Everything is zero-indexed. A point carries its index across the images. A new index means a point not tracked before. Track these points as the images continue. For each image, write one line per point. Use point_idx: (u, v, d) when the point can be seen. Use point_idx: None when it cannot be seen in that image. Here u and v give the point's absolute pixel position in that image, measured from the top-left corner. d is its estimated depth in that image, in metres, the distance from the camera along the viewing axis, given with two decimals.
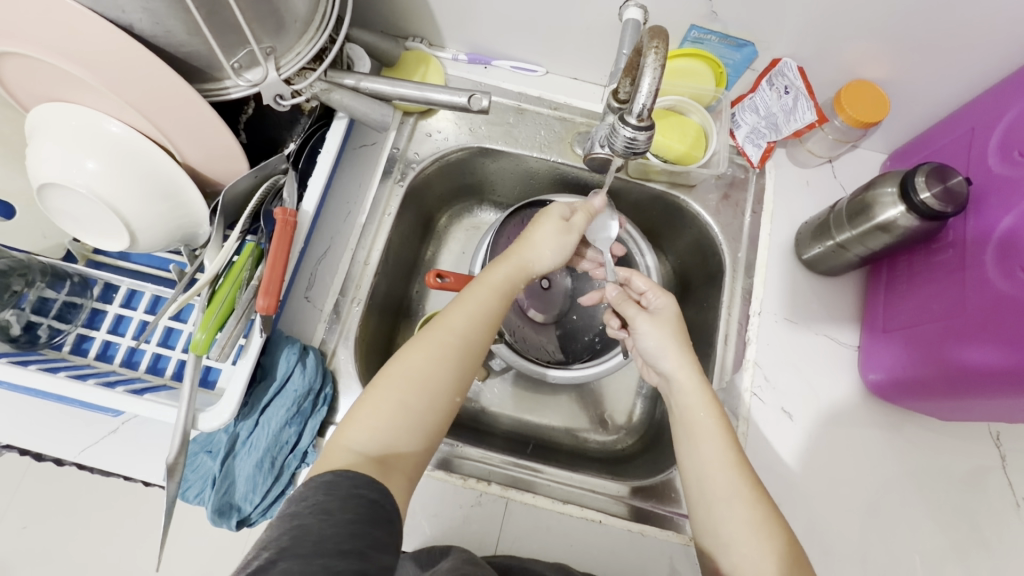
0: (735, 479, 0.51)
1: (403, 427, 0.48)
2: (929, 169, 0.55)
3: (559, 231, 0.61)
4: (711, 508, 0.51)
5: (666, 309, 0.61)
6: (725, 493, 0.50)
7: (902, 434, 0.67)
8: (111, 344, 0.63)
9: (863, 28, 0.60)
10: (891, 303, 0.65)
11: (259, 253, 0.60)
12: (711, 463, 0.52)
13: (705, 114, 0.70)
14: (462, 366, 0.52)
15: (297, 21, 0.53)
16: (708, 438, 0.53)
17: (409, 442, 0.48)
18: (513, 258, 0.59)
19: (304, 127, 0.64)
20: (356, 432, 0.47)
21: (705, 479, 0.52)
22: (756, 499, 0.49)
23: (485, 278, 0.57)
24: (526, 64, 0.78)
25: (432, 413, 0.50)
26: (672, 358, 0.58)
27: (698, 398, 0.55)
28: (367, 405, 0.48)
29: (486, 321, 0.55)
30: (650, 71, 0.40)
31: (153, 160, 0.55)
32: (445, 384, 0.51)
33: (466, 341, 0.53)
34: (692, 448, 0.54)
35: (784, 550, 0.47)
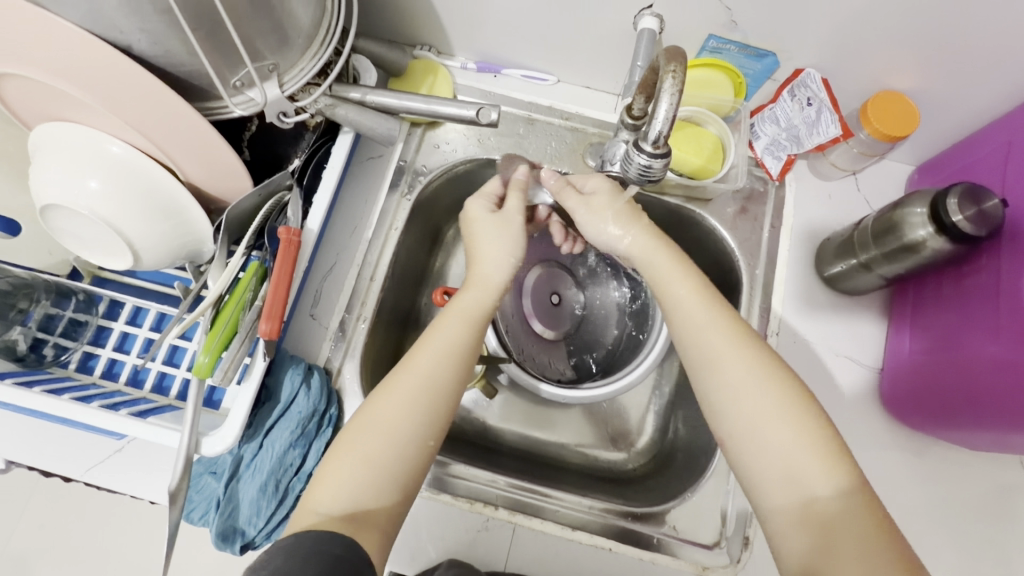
0: (723, 335, 0.51)
1: (371, 481, 0.47)
2: (963, 190, 0.52)
3: (497, 225, 0.59)
4: (710, 366, 0.50)
5: (600, 187, 0.60)
6: (714, 356, 0.50)
7: (926, 460, 0.65)
8: (116, 362, 0.62)
9: (891, 37, 0.57)
10: (918, 325, 0.62)
11: (263, 272, 0.59)
12: (703, 325, 0.52)
13: (723, 126, 0.68)
14: (432, 408, 0.51)
15: (301, 35, 0.52)
16: (695, 306, 0.53)
17: (379, 496, 0.47)
18: (476, 282, 0.58)
19: (309, 142, 0.62)
20: (325, 492, 0.46)
21: (699, 346, 0.51)
22: (753, 350, 0.50)
23: (453, 306, 0.56)
24: (537, 73, 0.76)
25: (402, 463, 0.49)
26: (625, 225, 0.57)
27: (669, 262, 0.55)
28: (335, 460, 0.48)
29: (455, 355, 0.53)
30: (668, 96, 0.38)
31: (155, 180, 0.54)
32: (413, 429, 0.49)
33: (434, 380, 0.51)
34: (681, 316, 0.53)
35: (790, 404, 0.47)
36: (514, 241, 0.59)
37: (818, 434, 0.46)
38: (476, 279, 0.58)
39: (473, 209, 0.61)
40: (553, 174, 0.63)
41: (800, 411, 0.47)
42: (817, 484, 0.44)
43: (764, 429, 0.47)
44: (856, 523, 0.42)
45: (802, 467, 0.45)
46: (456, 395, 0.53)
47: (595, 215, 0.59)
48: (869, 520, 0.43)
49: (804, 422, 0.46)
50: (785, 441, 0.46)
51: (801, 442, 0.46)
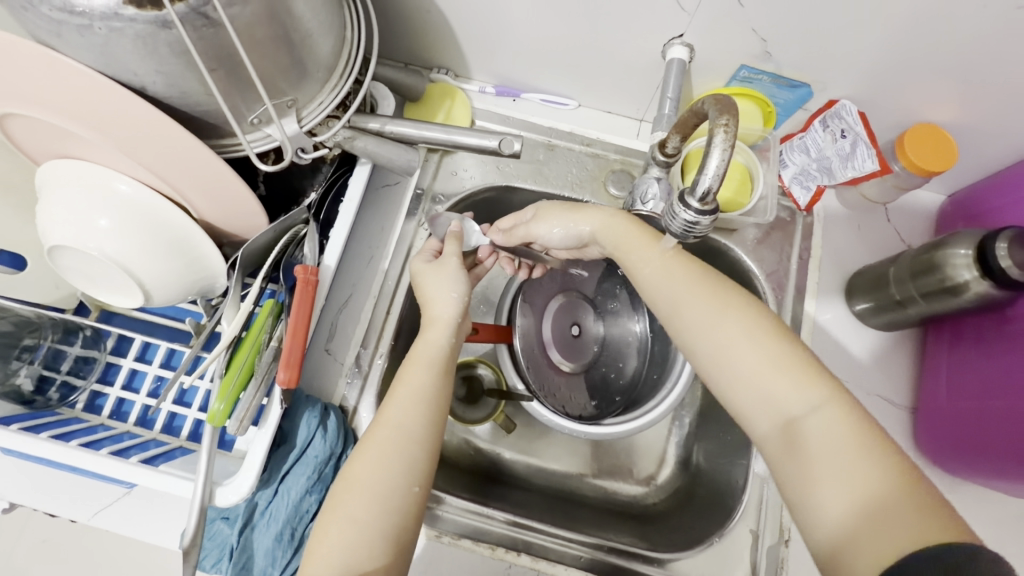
0: (687, 277, 0.51)
1: (362, 544, 0.45)
2: (1012, 234, 0.50)
3: (438, 270, 0.58)
4: (673, 305, 0.50)
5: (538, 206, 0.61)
6: (680, 298, 0.50)
7: (964, 505, 0.62)
8: (125, 400, 0.60)
9: (932, 70, 0.55)
10: (955, 367, 0.60)
11: (280, 308, 0.57)
12: (664, 277, 0.52)
13: (751, 155, 0.65)
14: (407, 451, 0.49)
15: (321, 68, 0.49)
16: (655, 260, 0.53)
17: (372, 557, 0.45)
18: (429, 326, 0.57)
19: (326, 176, 0.59)
20: (317, 568, 0.44)
21: (662, 292, 0.51)
22: (713, 291, 0.49)
23: (413, 353, 0.55)
24: (558, 97, 0.74)
25: (389, 516, 0.46)
26: (582, 215, 0.58)
27: (621, 224, 0.55)
28: (323, 534, 0.45)
29: (421, 396, 0.52)
30: (719, 151, 0.35)
31: (166, 216, 0.52)
32: (394, 480, 0.47)
33: (406, 426, 0.50)
34: (646, 271, 0.53)
35: (755, 333, 0.46)
36: (455, 279, 0.58)
37: (786, 355, 0.44)
38: (427, 322, 0.57)
39: (414, 266, 0.60)
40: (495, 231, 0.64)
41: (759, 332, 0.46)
42: (792, 403, 0.43)
43: (735, 358, 0.46)
44: (836, 433, 0.40)
45: (775, 389, 0.44)
46: (433, 433, 0.51)
47: (543, 220, 0.60)
48: (848, 427, 0.40)
49: (773, 345, 0.45)
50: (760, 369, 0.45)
51: (769, 362, 0.45)
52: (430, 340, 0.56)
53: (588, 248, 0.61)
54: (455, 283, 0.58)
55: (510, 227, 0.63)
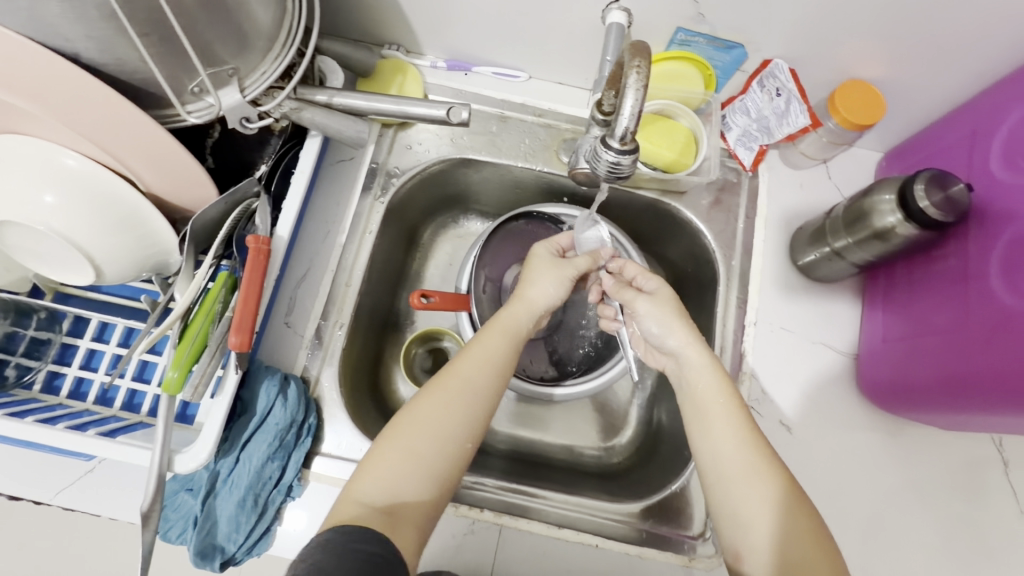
0: (751, 457, 0.49)
1: (408, 476, 0.48)
2: (930, 176, 0.53)
3: (553, 265, 0.61)
4: (721, 470, 0.50)
5: (662, 289, 0.59)
6: (740, 471, 0.49)
7: (903, 442, 0.66)
8: (83, 380, 0.60)
9: (855, 27, 0.58)
10: (891, 309, 0.63)
11: (234, 281, 0.57)
12: (726, 444, 0.50)
13: (695, 118, 0.68)
14: (472, 409, 0.51)
15: (262, 38, 0.50)
16: (721, 420, 0.51)
17: (417, 492, 0.48)
18: (520, 300, 0.59)
19: (276, 148, 0.61)
20: (367, 484, 0.47)
21: (721, 461, 0.50)
22: (772, 475, 0.48)
23: (497, 320, 0.57)
24: (508, 70, 0.75)
25: (440, 461, 0.49)
26: (679, 335, 0.56)
27: (709, 378, 0.53)
28: (377, 458, 0.48)
29: (498, 363, 0.54)
30: (633, 92, 0.38)
31: (112, 190, 0.52)
32: (454, 429, 0.50)
33: (477, 385, 0.52)
34: (705, 430, 0.52)
35: (800, 526, 0.46)
36: (561, 279, 0.60)
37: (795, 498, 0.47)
38: (517, 298, 0.59)
39: (539, 251, 0.63)
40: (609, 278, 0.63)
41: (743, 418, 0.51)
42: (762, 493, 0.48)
43: (744, 493, 0.48)
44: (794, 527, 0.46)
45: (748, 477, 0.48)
46: (495, 396, 0.53)
47: (655, 308, 0.58)
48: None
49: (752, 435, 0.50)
50: (809, 562, 0.45)
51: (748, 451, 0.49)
52: (514, 315, 0.58)
53: (664, 356, 0.59)
54: (560, 285, 0.60)
55: (619, 284, 0.62)
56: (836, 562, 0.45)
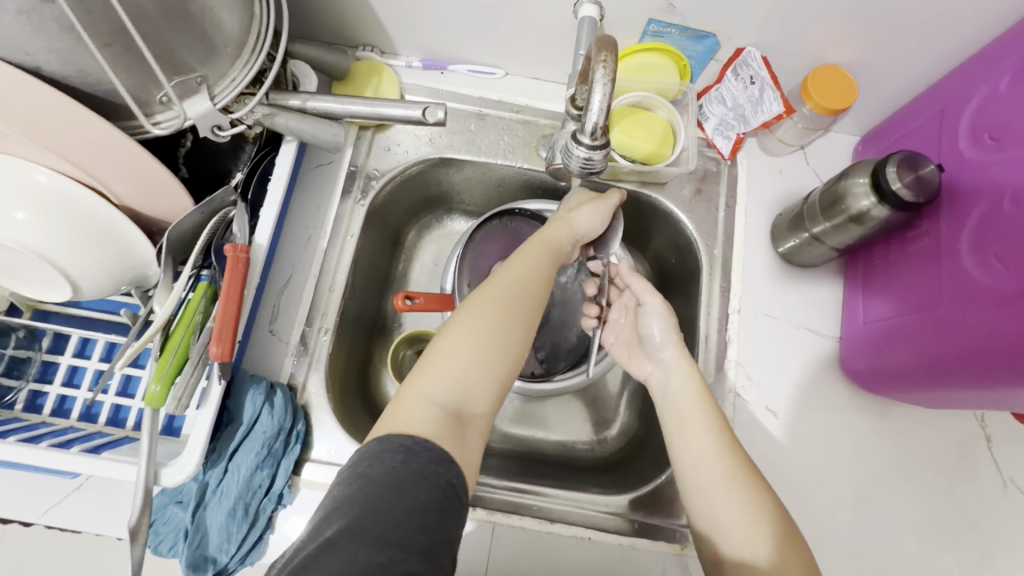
0: (726, 459, 0.51)
1: (472, 379, 0.48)
2: (900, 158, 0.54)
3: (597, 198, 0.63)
4: (697, 474, 0.51)
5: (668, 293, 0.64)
6: (717, 479, 0.50)
7: (888, 421, 0.67)
8: (66, 397, 0.60)
9: (824, 13, 0.58)
10: (870, 292, 0.64)
11: (214, 292, 0.57)
12: (703, 447, 0.52)
13: (672, 109, 0.68)
14: (529, 321, 0.53)
15: (228, 44, 0.50)
16: (699, 425, 0.53)
17: (483, 395, 0.48)
18: (562, 218, 0.60)
19: (250, 154, 0.61)
20: (433, 390, 0.47)
21: (696, 462, 0.52)
22: (748, 479, 0.50)
23: (540, 235, 0.58)
24: (484, 67, 0.75)
25: (501, 368, 0.50)
26: (673, 347, 0.60)
27: (688, 383, 0.57)
28: (441, 364, 0.48)
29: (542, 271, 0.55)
30: (601, 87, 0.38)
31: (86, 207, 0.51)
32: (513, 338, 0.51)
33: (528, 288, 0.53)
34: (684, 436, 0.53)
35: (778, 530, 0.47)
36: (599, 216, 0.62)
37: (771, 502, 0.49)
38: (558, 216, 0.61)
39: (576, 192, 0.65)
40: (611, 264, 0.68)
41: (720, 425, 0.53)
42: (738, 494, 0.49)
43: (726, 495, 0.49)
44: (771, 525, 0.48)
45: (724, 481, 0.50)
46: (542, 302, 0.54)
47: (659, 309, 0.62)
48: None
49: (727, 439, 0.52)
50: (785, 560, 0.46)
51: (721, 451, 0.51)
52: (555, 231, 0.59)
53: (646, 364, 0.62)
54: (600, 215, 0.62)
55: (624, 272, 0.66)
56: (807, 563, 0.46)
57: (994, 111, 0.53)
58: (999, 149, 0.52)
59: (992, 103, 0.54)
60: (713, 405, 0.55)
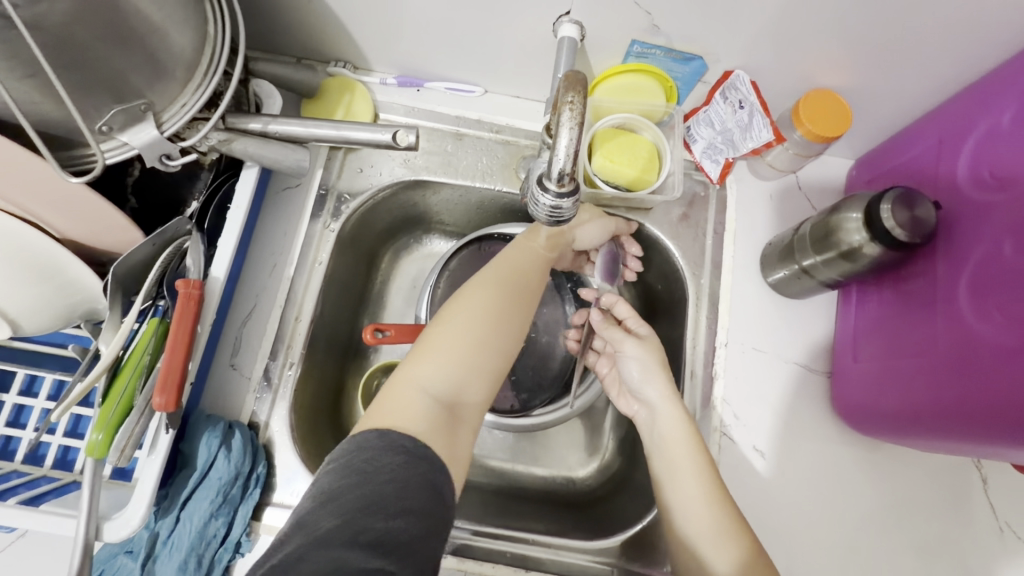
0: (714, 516, 0.50)
1: (468, 369, 0.48)
2: (895, 195, 0.51)
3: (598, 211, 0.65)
4: (691, 531, 0.51)
5: (651, 335, 0.62)
6: (710, 540, 0.50)
7: (880, 461, 0.64)
8: (11, 438, 0.56)
9: (816, 36, 0.55)
10: (862, 331, 0.61)
11: (166, 328, 0.53)
12: (692, 501, 0.51)
13: (657, 132, 0.65)
14: (522, 319, 0.53)
15: (180, 66, 0.46)
16: (686, 477, 0.52)
17: (478, 386, 0.49)
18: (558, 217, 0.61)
19: (207, 182, 0.57)
20: (429, 377, 0.47)
21: (686, 517, 0.51)
22: (737, 538, 0.49)
23: (535, 235, 0.59)
24: (463, 84, 0.71)
25: (495, 361, 0.50)
26: (657, 385, 0.58)
27: (676, 428, 0.55)
28: (437, 352, 0.48)
29: (535, 269, 0.57)
30: (567, 131, 0.35)
31: (23, 241, 0.48)
32: (508, 333, 0.52)
33: (523, 282, 0.55)
34: (672, 486, 0.53)
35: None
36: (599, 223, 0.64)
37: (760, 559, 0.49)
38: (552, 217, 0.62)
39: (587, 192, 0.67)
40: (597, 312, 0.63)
41: (708, 476, 0.52)
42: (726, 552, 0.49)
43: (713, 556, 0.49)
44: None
45: (711, 541, 0.50)
46: (537, 298, 0.56)
47: (644, 350, 0.60)
48: None
49: (715, 495, 0.51)
50: None
51: (708, 506, 0.51)
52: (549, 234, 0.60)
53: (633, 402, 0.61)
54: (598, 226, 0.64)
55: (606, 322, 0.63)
56: None
57: (996, 147, 0.50)
58: (1002, 190, 0.49)
59: (993, 139, 0.51)
60: (702, 455, 0.53)
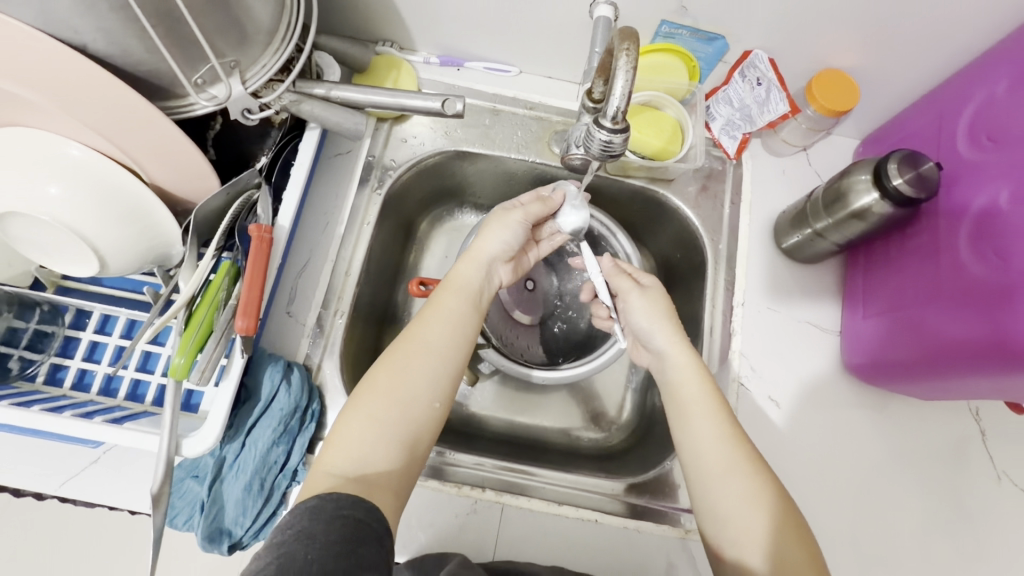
0: (731, 453, 0.52)
1: (377, 443, 0.49)
2: (901, 156, 0.57)
3: (501, 217, 0.64)
4: (701, 461, 0.53)
5: (654, 287, 0.64)
6: (720, 466, 0.51)
7: (886, 414, 0.69)
8: (87, 372, 0.61)
9: (829, 19, 0.61)
10: (871, 286, 0.66)
11: (236, 271, 0.58)
12: (707, 440, 0.53)
13: (680, 108, 0.71)
14: (437, 369, 0.54)
15: (261, 33, 0.52)
16: (702, 417, 0.54)
17: (387, 458, 0.49)
18: (469, 257, 0.62)
19: (276, 139, 0.63)
20: (336, 455, 0.48)
21: (701, 455, 0.53)
22: (753, 472, 0.51)
23: (450, 283, 0.60)
24: (500, 65, 0.77)
25: (410, 424, 0.51)
26: (665, 332, 0.60)
27: (688, 372, 0.58)
28: (343, 430, 0.49)
29: (455, 327, 0.57)
30: (623, 73, 0.41)
31: (119, 184, 0.53)
32: (419, 393, 0.52)
33: (438, 345, 0.55)
34: (688, 427, 0.55)
35: (777, 515, 0.49)
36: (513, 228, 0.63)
37: (774, 497, 0.50)
38: (462, 262, 0.62)
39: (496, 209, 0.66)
40: (609, 260, 0.67)
41: (725, 419, 0.54)
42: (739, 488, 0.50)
43: (730, 492, 0.50)
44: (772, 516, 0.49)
45: (728, 477, 0.51)
46: (462, 348, 0.56)
47: (650, 302, 0.63)
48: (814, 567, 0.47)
49: (730, 435, 0.53)
50: (793, 555, 0.47)
51: (723, 444, 0.52)
52: (467, 277, 0.61)
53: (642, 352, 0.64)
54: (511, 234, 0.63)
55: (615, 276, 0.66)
56: (810, 552, 0.47)
57: (993, 115, 0.56)
58: (997, 149, 0.55)
59: (989, 107, 0.57)
60: (718, 401, 0.55)
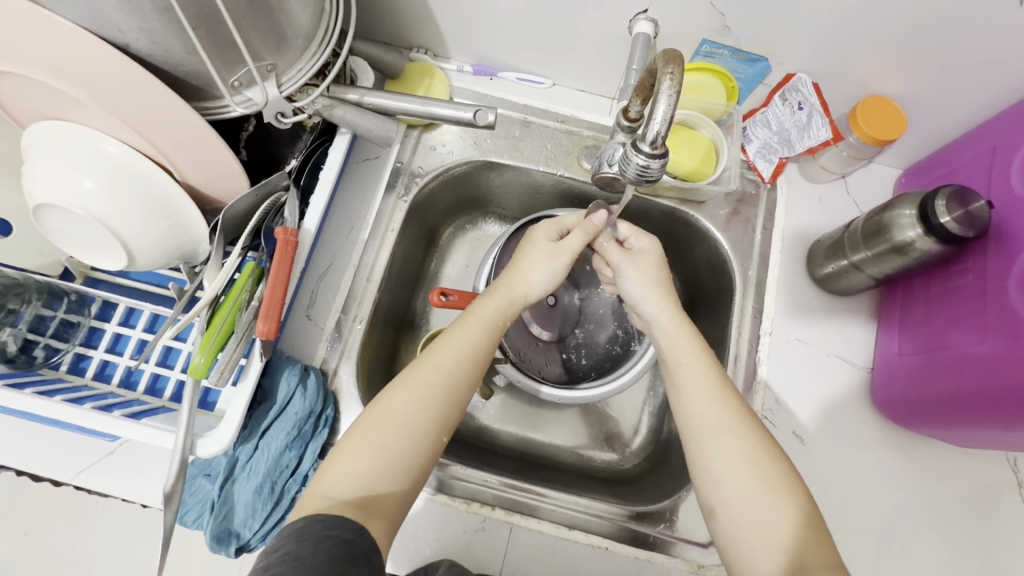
0: (723, 412, 0.51)
1: (381, 470, 0.48)
2: (951, 191, 0.54)
3: (549, 252, 0.61)
4: (699, 450, 0.50)
5: (649, 251, 0.62)
6: (714, 424, 0.50)
7: (916, 458, 0.66)
8: (109, 363, 0.61)
9: (879, 45, 0.59)
10: (909, 324, 0.64)
11: (260, 272, 0.58)
12: (699, 399, 0.52)
13: (716, 129, 0.69)
14: (449, 402, 0.52)
15: (299, 36, 0.52)
16: (692, 375, 0.53)
17: (391, 484, 0.48)
18: (505, 291, 0.59)
19: (307, 142, 0.63)
20: (336, 479, 0.47)
21: (691, 417, 0.52)
22: (745, 430, 0.50)
23: (476, 310, 0.58)
24: (533, 76, 0.76)
25: (414, 457, 0.50)
26: (653, 302, 0.59)
27: (680, 335, 0.57)
28: (348, 450, 0.48)
29: (472, 357, 0.55)
30: (666, 98, 0.40)
31: (153, 180, 0.54)
32: (427, 426, 0.51)
33: (452, 377, 0.53)
34: (679, 384, 0.54)
35: (773, 476, 0.47)
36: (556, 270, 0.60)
37: (766, 453, 0.48)
38: (500, 287, 0.60)
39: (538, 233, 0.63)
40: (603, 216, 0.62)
41: (716, 378, 0.53)
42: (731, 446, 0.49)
43: (718, 454, 0.49)
44: (761, 471, 0.47)
45: (720, 433, 0.50)
46: (476, 381, 0.55)
47: (641, 272, 0.61)
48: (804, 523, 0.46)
49: (721, 394, 0.52)
50: (776, 517, 0.46)
51: (713, 399, 0.51)
52: (498, 306, 0.58)
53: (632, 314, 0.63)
54: (553, 275, 0.60)
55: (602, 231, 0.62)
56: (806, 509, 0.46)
57: None
58: None
59: None
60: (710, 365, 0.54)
